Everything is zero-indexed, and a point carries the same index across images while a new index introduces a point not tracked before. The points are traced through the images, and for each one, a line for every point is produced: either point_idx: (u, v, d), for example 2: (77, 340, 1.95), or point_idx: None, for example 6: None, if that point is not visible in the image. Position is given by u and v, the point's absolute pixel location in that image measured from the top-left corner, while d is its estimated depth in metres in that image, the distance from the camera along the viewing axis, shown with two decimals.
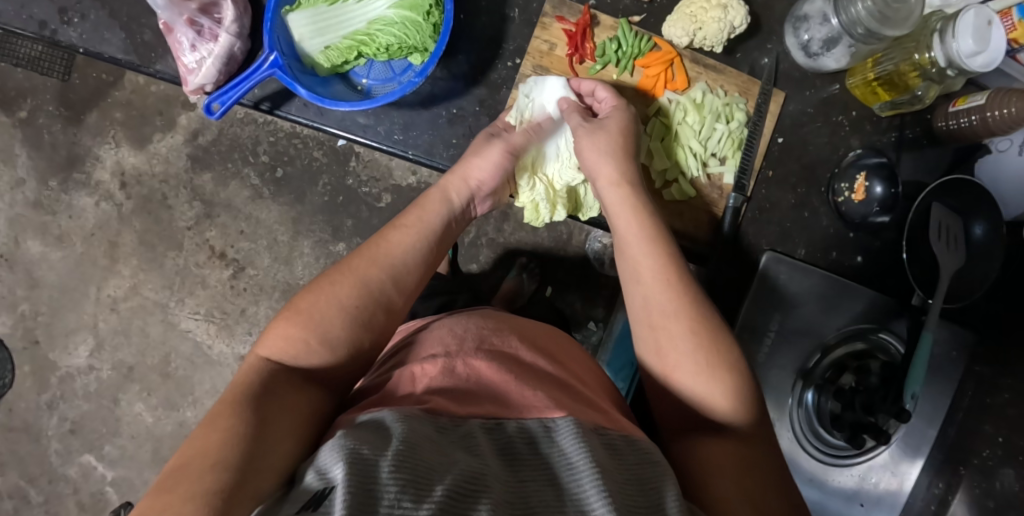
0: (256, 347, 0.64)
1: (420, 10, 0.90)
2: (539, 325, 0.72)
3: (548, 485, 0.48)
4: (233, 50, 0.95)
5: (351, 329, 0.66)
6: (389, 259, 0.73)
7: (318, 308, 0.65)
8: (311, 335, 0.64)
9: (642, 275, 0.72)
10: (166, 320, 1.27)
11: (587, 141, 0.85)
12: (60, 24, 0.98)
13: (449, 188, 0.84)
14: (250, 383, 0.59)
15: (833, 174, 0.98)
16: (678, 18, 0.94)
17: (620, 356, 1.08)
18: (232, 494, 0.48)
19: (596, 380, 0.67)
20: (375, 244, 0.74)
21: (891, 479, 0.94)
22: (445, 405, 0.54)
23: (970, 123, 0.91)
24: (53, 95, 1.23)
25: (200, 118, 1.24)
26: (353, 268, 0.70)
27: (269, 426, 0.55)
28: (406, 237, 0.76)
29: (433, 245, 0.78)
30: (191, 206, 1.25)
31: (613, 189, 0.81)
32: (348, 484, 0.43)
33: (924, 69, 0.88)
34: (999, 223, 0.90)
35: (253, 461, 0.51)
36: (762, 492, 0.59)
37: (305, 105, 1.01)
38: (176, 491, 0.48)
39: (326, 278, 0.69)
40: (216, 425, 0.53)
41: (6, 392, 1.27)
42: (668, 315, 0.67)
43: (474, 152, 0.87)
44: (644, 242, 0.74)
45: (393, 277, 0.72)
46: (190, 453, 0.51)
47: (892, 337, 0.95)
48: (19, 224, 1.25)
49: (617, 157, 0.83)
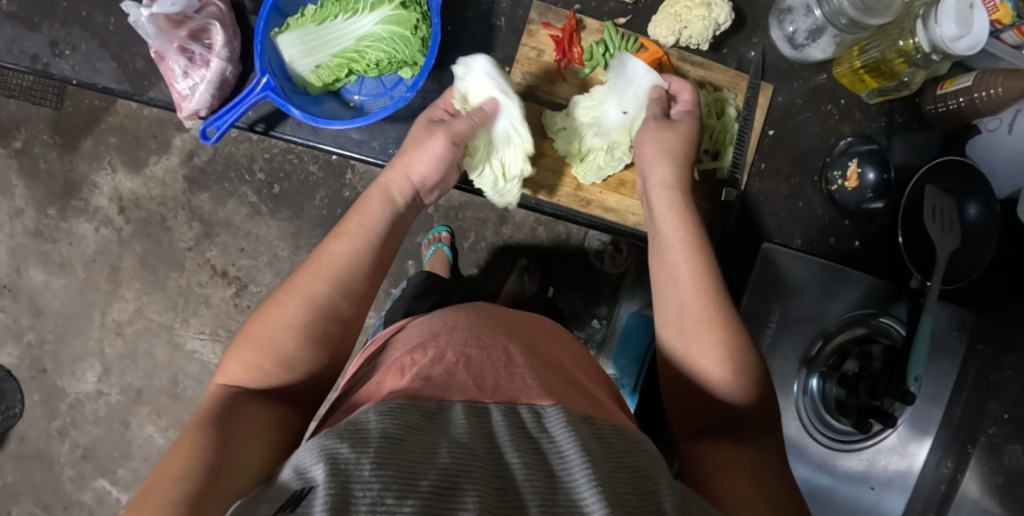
0: (215, 378, 0.64)
1: (407, 25, 0.90)
2: (527, 314, 0.72)
3: (537, 466, 0.47)
4: (225, 74, 0.96)
5: (305, 349, 0.65)
6: (332, 272, 0.70)
7: (267, 333, 0.65)
8: (265, 359, 0.64)
9: (679, 280, 0.72)
10: (171, 342, 1.27)
11: (653, 132, 0.84)
12: (52, 57, 0.99)
13: (390, 184, 0.80)
14: (212, 408, 0.60)
15: (826, 163, 0.99)
16: (663, 18, 0.95)
17: (625, 353, 1.09)
18: (199, 498, 0.49)
19: (584, 363, 0.67)
20: (316, 257, 0.71)
21: (899, 460, 0.95)
22: (432, 393, 0.53)
23: (959, 104, 0.92)
24: (47, 124, 1.24)
25: (194, 139, 1.25)
26: (295, 287, 0.68)
27: (234, 438, 0.56)
28: (344, 243, 0.73)
29: (379, 250, 0.75)
30: (190, 227, 1.26)
31: (662, 191, 0.80)
32: (330, 487, 0.43)
33: (909, 56, 0.89)
34: (994, 202, 0.91)
35: (221, 468, 0.52)
36: (775, 486, 0.58)
37: (299, 124, 1.02)
38: (144, 507, 0.49)
39: (270, 302, 0.67)
40: (183, 443, 0.54)
41: (18, 421, 1.28)
42: (700, 322, 0.68)
43: (414, 145, 0.83)
44: (687, 250, 0.74)
45: (341, 290, 0.69)
46: (158, 473, 0.52)
47: (893, 321, 0.95)
48: (20, 253, 1.26)
49: (675, 159, 0.81)
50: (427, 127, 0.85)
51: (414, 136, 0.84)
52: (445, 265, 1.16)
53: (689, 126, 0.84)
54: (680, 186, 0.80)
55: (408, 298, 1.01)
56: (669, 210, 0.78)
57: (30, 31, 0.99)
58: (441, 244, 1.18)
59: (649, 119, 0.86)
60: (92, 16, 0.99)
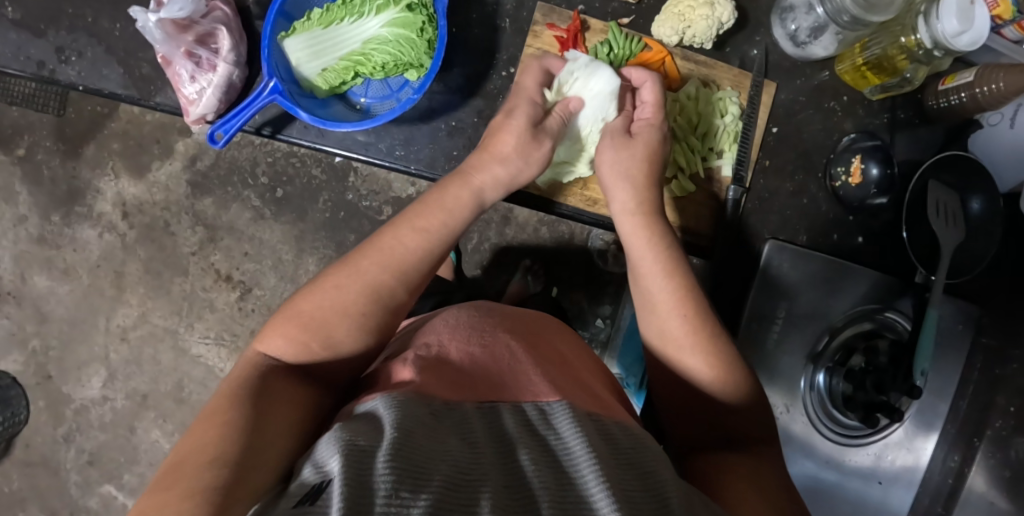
0: (255, 345, 0.64)
1: (413, 27, 0.91)
2: (530, 312, 0.73)
3: (545, 463, 0.47)
4: (231, 78, 0.96)
5: (355, 337, 0.65)
6: (400, 263, 0.70)
7: (320, 312, 0.65)
8: (313, 338, 0.64)
9: (656, 305, 0.71)
10: (176, 347, 1.27)
11: (608, 153, 0.82)
12: (58, 63, 0.99)
13: (480, 183, 0.79)
14: (246, 380, 0.60)
15: (829, 159, 1.00)
16: (666, 18, 0.95)
17: (629, 353, 1.12)
18: (231, 490, 0.49)
19: (585, 360, 0.67)
20: (385, 243, 0.71)
21: (906, 455, 0.95)
22: (438, 390, 0.53)
23: (960, 100, 0.92)
24: (50, 131, 1.24)
25: (197, 143, 1.25)
26: (361, 272, 0.68)
27: (267, 424, 0.55)
28: (419, 239, 0.72)
29: (449, 246, 0.75)
30: (194, 231, 1.26)
31: (626, 218, 0.79)
32: (345, 478, 0.42)
33: (911, 52, 0.89)
34: (997, 196, 0.91)
35: (251, 457, 0.52)
36: (775, 490, 0.59)
37: (305, 127, 1.03)
38: (174, 486, 0.48)
39: (331, 278, 0.67)
40: (216, 419, 0.54)
41: (22, 428, 1.28)
42: (685, 350, 0.67)
43: (523, 155, 0.81)
44: (661, 275, 0.72)
45: (403, 284, 0.69)
46: (187, 450, 0.52)
47: (898, 315, 0.96)
48: (24, 260, 1.27)
49: (636, 183, 0.79)
50: (535, 134, 0.81)
51: (519, 144, 0.80)
52: (450, 267, 1.16)
53: (649, 143, 0.82)
54: (646, 209, 0.79)
55: None
56: (640, 239, 0.76)
57: (36, 38, 0.99)
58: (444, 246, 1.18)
59: (608, 132, 0.84)
60: (98, 22, 0.99)
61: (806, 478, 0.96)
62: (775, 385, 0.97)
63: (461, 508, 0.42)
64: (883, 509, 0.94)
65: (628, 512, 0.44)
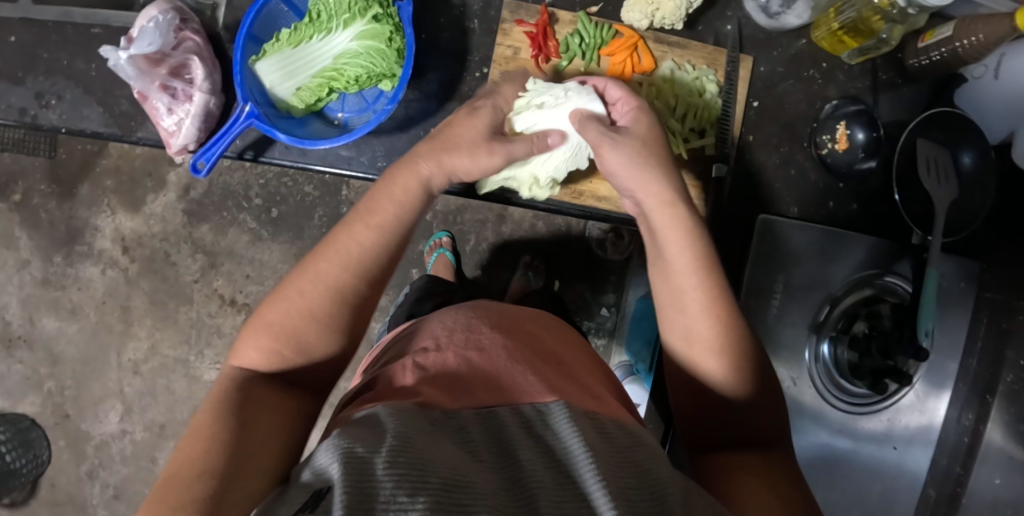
0: (230, 360, 0.64)
1: (382, 38, 0.90)
2: (525, 310, 0.73)
3: (544, 467, 0.47)
4: (208, 106, 0.97)
5: (326, 339, 0.65)
6: (359, 262, 0.67)
7: (286, 323, 0.64)
8: (285, 346, 0.64)
9: (687, 304, 0.66)
10: (188, 375, 1.29)
11: (616, 153, 0.73)
12: (40, 108, 1.01)
13: (425, 171, 0.73)
14: (225, 394, 0.60)
15: (813, 128, 1.00)
16: (635, 2, 0.95)
17: (637, 339, 1.17)
18: (220, 500, 0.50)
19: (569, 350, 0.68)
20: (340, 243, 0.68)
21: (919, 416, 0.94)
22: (437, 398, 0.54)
23: (942, 55, 0.92)
24: (43, 174, 1.25)
25: (188, 172, 1.26)
26: (318, 274, 0.66)
27: (249, 432, 0.56)
28: (374, 236, 0.69)
29: (404, 242, 0.72)
30: (195, 259, 1.27)
31: (660, 212, 0.70)
32: (345, 485, 0.43)
33: (885, 12, 0.88)
34: (987, 148, 0.91)
35: (239, 466, 0.53)
36: (780, 476, 0.58)
37: (287, 148, 1.05)
38: (169, 499, 0.49)
39: (292, 283, 0.66)
40: (200, 433, 0.55)
41: (45, 469, 1.29)
42: (711, 353, 0.64)
43: (473, 151, 0.76)
44: (698, 276, 0.66)
45: (366, 282, 0.67)
46: (177, 465, 0.53)
47: (898, 279, 0.95)
48: (31, 304, 1.28)
49: (661, 171, 0.72)
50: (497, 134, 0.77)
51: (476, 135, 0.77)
52: (450, 269, 1.16)
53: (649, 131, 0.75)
54: (679, 197, 0.71)
55: (409, 302, 1.03)
56: (674, 234, 0.68)
57: (16, 85, 1.01)
58: (443, 250, 1.18)
59: (599, 138, 0.75)
60: (73, 63, 1.00)
61: (818, 450, 0.96)
62: (781, 359, 0.97)
63: (458, 509, 0.43)
64: (902, 473, 0.94)
65: (626, 512, 0.45)
